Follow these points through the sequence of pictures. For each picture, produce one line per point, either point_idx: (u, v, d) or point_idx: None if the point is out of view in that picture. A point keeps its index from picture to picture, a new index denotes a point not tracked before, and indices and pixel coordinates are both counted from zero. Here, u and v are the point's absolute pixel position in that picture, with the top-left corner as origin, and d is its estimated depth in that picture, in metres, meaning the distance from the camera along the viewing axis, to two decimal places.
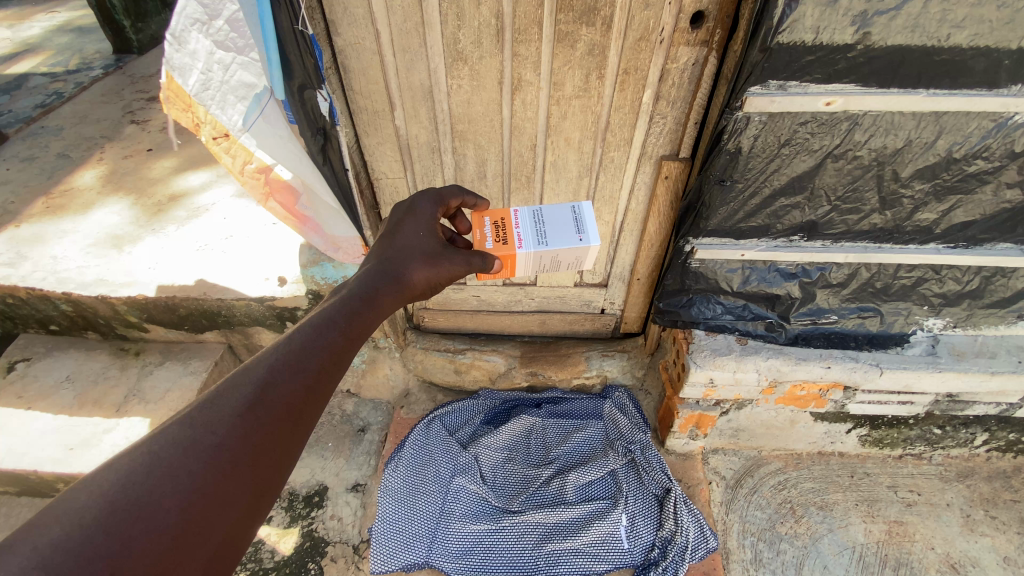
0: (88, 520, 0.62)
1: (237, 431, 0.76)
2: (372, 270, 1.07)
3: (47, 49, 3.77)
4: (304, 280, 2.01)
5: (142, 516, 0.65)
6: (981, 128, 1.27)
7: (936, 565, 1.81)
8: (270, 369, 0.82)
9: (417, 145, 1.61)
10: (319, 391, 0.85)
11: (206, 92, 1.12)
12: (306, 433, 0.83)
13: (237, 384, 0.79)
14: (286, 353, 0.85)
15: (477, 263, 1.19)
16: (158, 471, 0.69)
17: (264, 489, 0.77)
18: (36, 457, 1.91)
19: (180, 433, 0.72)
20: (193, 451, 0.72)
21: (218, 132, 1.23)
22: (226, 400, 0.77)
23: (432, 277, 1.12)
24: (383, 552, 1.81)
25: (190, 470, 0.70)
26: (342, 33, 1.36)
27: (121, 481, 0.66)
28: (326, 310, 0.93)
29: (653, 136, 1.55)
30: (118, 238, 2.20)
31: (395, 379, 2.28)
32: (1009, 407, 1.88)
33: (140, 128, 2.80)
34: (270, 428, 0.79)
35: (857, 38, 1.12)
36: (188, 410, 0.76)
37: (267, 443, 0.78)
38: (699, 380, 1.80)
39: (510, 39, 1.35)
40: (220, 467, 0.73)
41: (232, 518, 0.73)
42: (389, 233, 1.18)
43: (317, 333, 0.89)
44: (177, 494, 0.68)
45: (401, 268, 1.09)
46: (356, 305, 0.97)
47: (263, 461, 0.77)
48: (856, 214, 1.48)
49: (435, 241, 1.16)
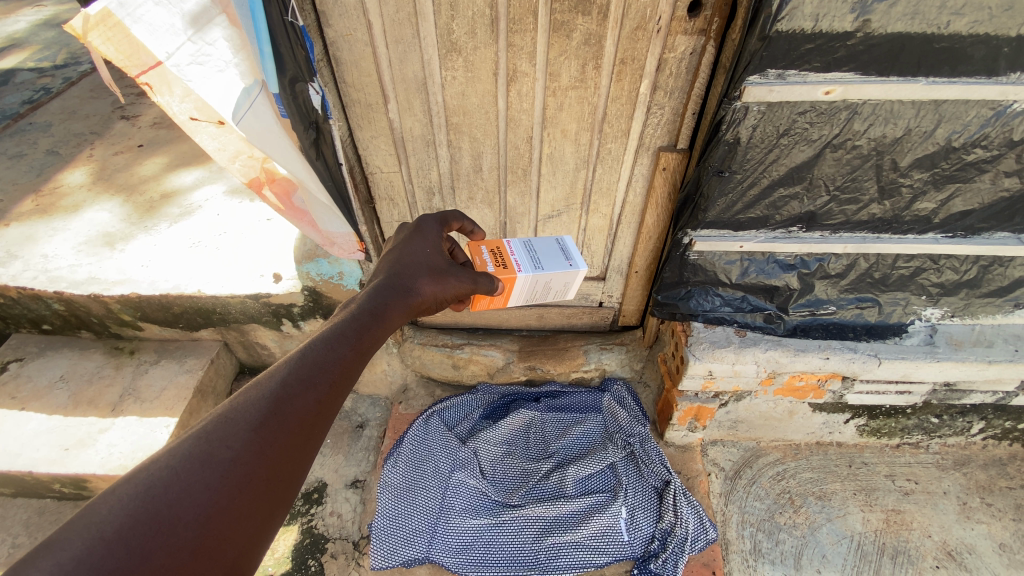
0: (109, 536, 0.61)
1: (251, 445, 0.75)
2: (380, 285, 1.05)
3: (31, 46, 3.68)
4: (299, 276, 1.98)
5: (161, 531, 0.64)
6: (980, 116, 1.26)
7: (933, 553, 1.82)
8: (284, 382, 0.81)
9: (412, 138, 1.59)
10: (331, 405, 0.84)
11: (192, 66, 1.03)
12: (317, 447, 0.82)
13: (252, 398, 0.78)
14: (299, 367, 0.84)
15: (483, 284, 1.17)
16: (175, 486, 0.68)
17: (276, 504, 0.76)
18: (31, 458, 1.90)
19: (196, 448, 0.71)
20: (209, 466, 0.71)
21: (203, 115, 1.12)
22: (241, 413, 0.76)
23: (440, 292, 1.11)
24: (384, 548, 1.80)
25: (205, 484, 0.69)
26: (333, 25, 1.33)
27: (140, 495, 0.65)
28: (337, 325, 0.92)
29: (650, 127, 1.54)
30: (109, 237, 2.18)
31: (393, 375, 2.26)
32: (1005, 395, 1.89)
33: (130, 124, 2.76)
34: (285, 442, 0.78)
35: (857, 25, 1.11)
36: (203, 424, 0.75)
37: (281, 458, 0.77)
38: (698, 372, 1.81)
39: (505, 28, 1.33)
40: (236, 481, 0.72)
41: (248, 533, 0.72)
42: (396, 247, 1.17)
43: (329, 349, 0.88)
44: (195, 509, 0.67)
45: (411, 282, 1.08)
46: (365, 320, 0.96)
47: (279, 474, 0.76)
48: (855, 204, 1.47)
49: (441, 258, 1.16)
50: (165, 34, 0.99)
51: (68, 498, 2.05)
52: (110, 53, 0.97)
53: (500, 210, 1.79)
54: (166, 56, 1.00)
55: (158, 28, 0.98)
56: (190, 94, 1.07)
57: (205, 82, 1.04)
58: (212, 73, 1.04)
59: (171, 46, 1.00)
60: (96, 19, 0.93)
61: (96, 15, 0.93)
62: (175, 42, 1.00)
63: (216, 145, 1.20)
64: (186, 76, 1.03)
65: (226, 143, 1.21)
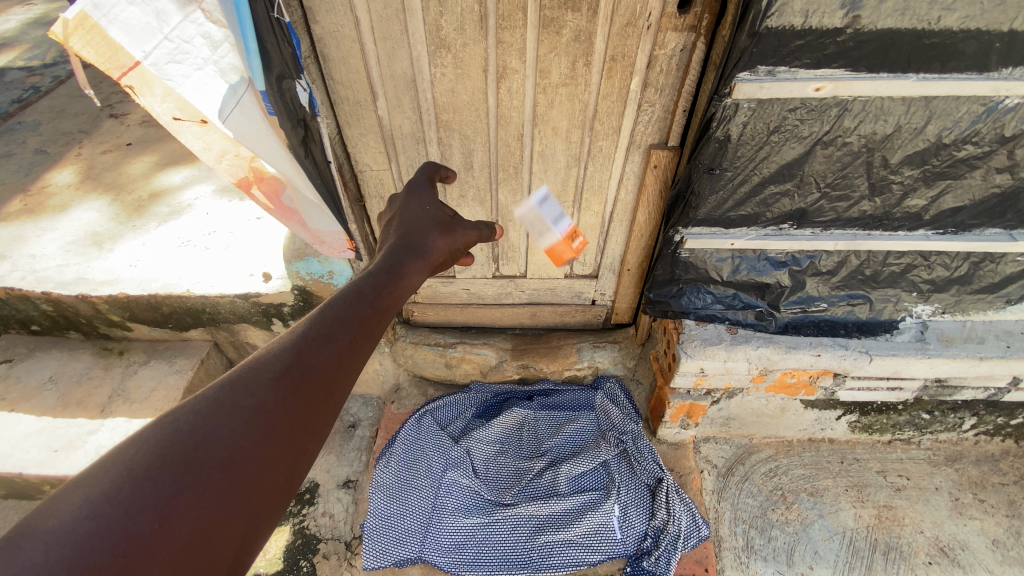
0: (138, 473, 0.62)
1: (275, 394, 0.75)
2: (394, 245, 1.06)
3: (20, 45, 3.64)
4: (289, 276, 1.96)
5: (189, 469, 0.65)
6: (971, 112, 1.26)
7: (925, 549, 1.83)
8: (306, 336, 0.82)
9: (402, 135, 1.58)
10: (353, 359, 0.84)
11: (171, 65, 1.01)
12: (341, 400, 0.81)
13: (275, 351, 0.79)
14: (320, 322, 0.84)
15: (484, 230, 1.24)
16: (203, 429, 0.68)
17: (301, 454, 0.75)
18: (20, 460, 1.88)
19: (222, 394, 0.72)
20: (234, 412, 0.71)
21: (186, 115, 1.09)
22: (265, 364, 0.77)
23: (451, 245, 1.13)
24: (375, 549, 1.79)
25: (231, 429, 0.70)
26: (320, 21, 1.32)
27: (168, 437, 0.66)
28: (356, 283, 0.92)
29: (641, 124, 1.53)
30: (97, 237, 2.15)
31: (385, 374, 2.25)
32: (997, 391, 1.90)
33: (119, 123, 2.73)
34: (308, 393, 0.78)
35: (846, 21, 1.11)
36: (229, 374, 0.76)
37: (305, 407, 0.76)
38: (690, 369, 1.80)
39: (495, 25, 1.32)
40: (260, 427, 0.72)
41: (274, 479, 0.71)
42: (398, 212, 1.19)
43: (348, 305, 0.88)
44: (222, 452, 0.68)
45: (421, 238, 1.08)
46: (383, 279, 0.96)
47: (303, 425, 0.76)
48: (845, 201, 1.47)
49: (443, 213, 1.19)
50: (141, 34, 0.97)
51: None
52: (91, 57, 0.95)
53: (492, 208, 1.78)
54: (143, 55, 0.98)
55: (133, 26, 0.96)
56: (170, 93, 1.04)
57: (186, 82, 1.03)
58: (191, 72, 1.03)
59: (148, 45, 0.98)
60: (73, 22, 0.91)
61: (72, 18, 0.91)
62: (152, 40, 0.98)
63: (202, 146, 1.17)
64: (166, 76, 1.01)
65: (211, 143, 1.18)
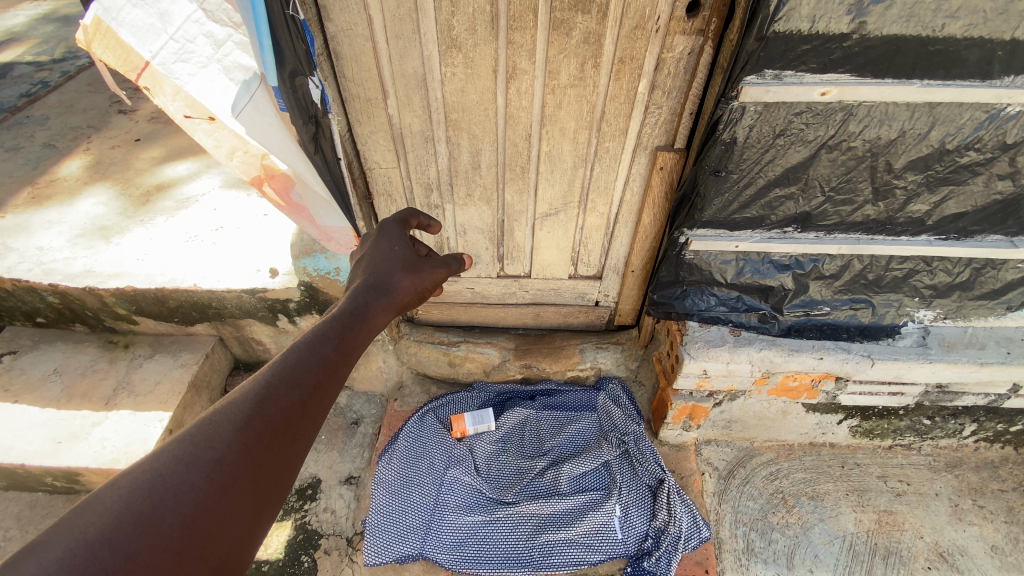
0: (93, 537, 0.61)
1: (237, 445, 0.75)
2: (360, 287, 1.06)
3: (30, 40, 3.66)
4: (295, 272, 1.98)
5: (146, 530, 0.64)
6: (974, 119, 1.28)
7: (925, 553, 1.83)
8: (267, 384, 0.82)
9: (411, 134, 1.59)
10: (317, 405, 0.84)
11: (178, 64, 1.04)
12: (305, 447, 0.82)
13: (236, 400, 0.79)
14: (282, 369, 0.84)
15: (451, 265, 1.27)
16: (160, 487, 0.68)
17: (265, 504, 0.75)
18: (23, 451, 1.89)
19: (181, 449, 0.71)
20: (193, 466, 0.71)
21: (194, 113, 1.14)
22: (225, 414, 0.77)
23: (418, 284, 1.15)
24: (378, 543, 1.80)
25: (190, 484, 0.69)
26: (333, 19, 1.34)
27: (125, 496, 0.65)
28: (320, 327, 0.93)
29: (648, 126, 1.55)
30: (105, 230, 2.17)
31: (389, 372, 2.27)
32: (997, 398, 1.91)
33: (128, 118, 2.75)
34: (270, 441, 0.78)
35: (852, 27, 1.12)
36: (189, 428, 0.75)
37: (267, 457, 0.77)
38: (693, 371, 1.82)
39: (505, 26, 1.34)
40: (220, 481, 0.72)
41: (234, 536, 0.71)
42: (366, 253, 1.19)
43: (311, 350, 0.88)
44: (180, 509, 0.68)
45: (388, 280, 1.10)
46: (347, 321, 0.97)
47: (265, 474, 0.76)
48: (849, 205, 1.48)
49: (412, 253, 1.20)
50: (148, 35, 1.01)
51: (60, 492, 2.04)
52: (111, 61, 1.02)
53: (498, 208, 1.80)
54: (151, 55, 1.02)
55: (142, 28, 1.00)
56: (179, 91, 1.10)
57: (192, 80, 1.06)
58: (195, 70, 1.06)
59: (155, 45, 1.02)
60: (92, 28, 0.99)
61: (91, 25, 0.99)
62: (158, 41, 1.02)
63: (213, 143, 1.23)
64: (173, 74, 1.04)
65: (221, 140, 1.24)
